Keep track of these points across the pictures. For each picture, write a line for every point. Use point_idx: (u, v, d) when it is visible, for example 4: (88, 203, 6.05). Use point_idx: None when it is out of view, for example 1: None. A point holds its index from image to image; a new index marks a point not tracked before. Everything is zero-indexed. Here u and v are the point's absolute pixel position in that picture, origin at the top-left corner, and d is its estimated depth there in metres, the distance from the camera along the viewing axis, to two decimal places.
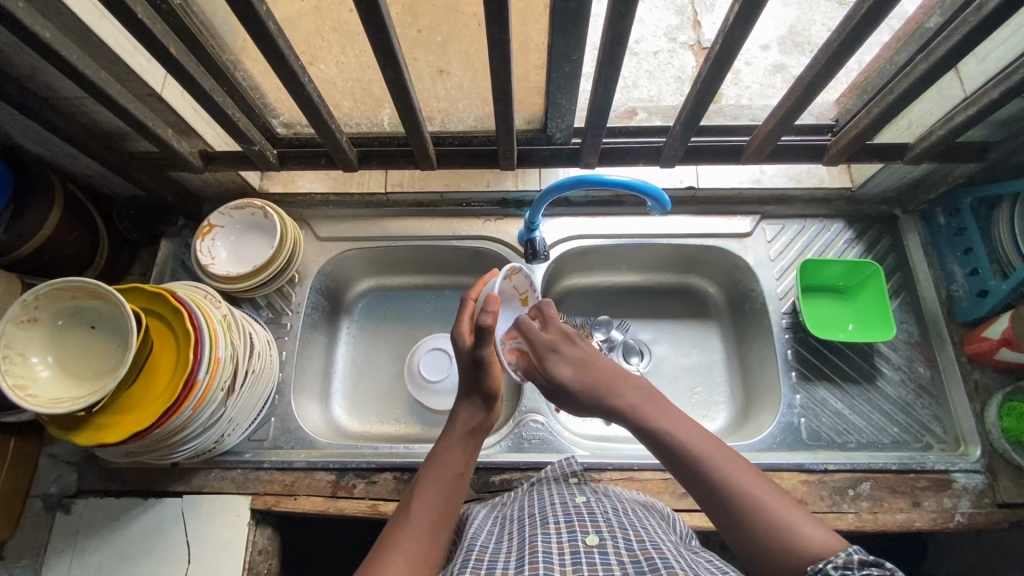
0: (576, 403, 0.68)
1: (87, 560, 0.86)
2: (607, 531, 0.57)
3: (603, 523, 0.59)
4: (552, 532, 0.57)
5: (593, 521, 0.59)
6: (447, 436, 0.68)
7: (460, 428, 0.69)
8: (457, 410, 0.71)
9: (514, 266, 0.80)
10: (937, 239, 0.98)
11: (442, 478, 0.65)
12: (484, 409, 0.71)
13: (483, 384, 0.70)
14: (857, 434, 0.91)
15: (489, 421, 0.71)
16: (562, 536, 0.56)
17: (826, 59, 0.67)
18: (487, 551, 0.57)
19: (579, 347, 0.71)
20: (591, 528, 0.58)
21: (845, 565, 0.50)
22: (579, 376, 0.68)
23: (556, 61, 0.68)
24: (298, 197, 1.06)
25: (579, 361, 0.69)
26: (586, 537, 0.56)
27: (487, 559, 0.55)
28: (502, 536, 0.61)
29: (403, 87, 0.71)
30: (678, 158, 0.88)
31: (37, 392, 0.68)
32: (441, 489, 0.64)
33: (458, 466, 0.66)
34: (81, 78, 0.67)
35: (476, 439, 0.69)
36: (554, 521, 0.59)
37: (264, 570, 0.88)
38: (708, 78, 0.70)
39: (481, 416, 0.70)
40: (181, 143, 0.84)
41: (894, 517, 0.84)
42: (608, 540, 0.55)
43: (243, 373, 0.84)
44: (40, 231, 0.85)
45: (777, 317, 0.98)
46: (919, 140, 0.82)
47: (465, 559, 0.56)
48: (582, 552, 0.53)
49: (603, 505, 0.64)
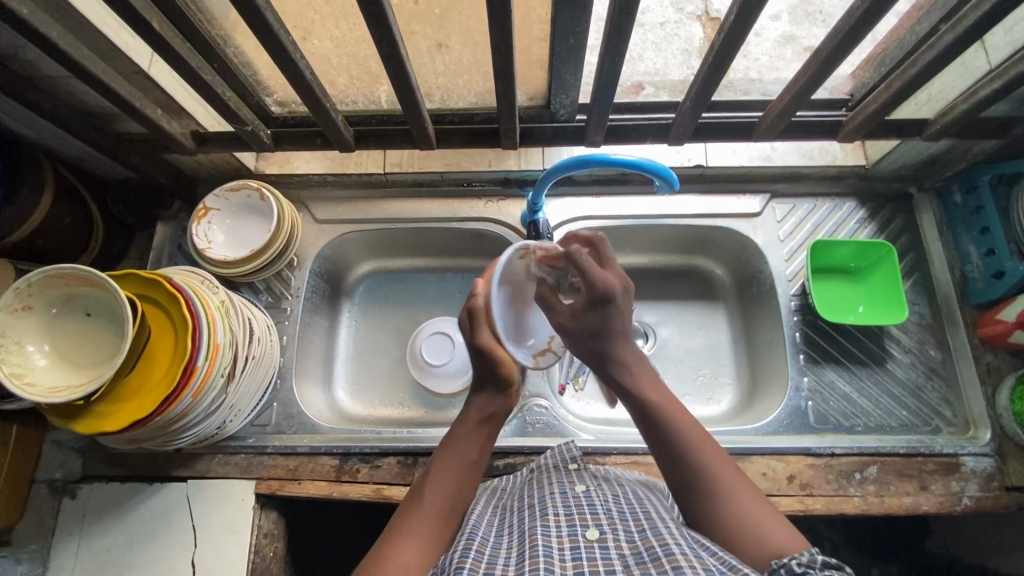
0: (585, 351, 0.71)
1: (95, 543, 0.87)
2: (608, 523, 0.56)
3: (602, 514, 0.58)
4: (551, 525, 0.56)
5: (592, 512, 0.58)
6: (461, 424, 0.69)
7: (474, 416, 0.70)
8: (474, 396, 0.71)
9: (525, 247, 0.69)
10: (952, 218, 0.95)
11: (455, 467, 0.66)
12: (498, 396, 0.71)
13: (493, 371, 0.70)
14: (865, 417, 0.89)
15: (503, 406, 0.72)
16: (562, 530, 0.55)
17: (846, 31, 0.63)
18: (487, 544, 0.56)
19: (624, 313, 0.69)
20: (590, 520, 0.57)
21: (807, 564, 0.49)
22: (601, 337, 0.68)
23: (561, 33, 0.65)
24: (295, 179, 1.04)
25: (610, 320, 0.68)
26: (585, 531, 0.55)
27: (488, 553, 0.54)
28: (502, 528, 0.60)
29: (400, 63, 0.68)
30: (687, 136, 0.85)
31: (34, 380, 0.67)
32: (455, 477, 0.65)
33: (473, 454, 0.67)
34: (63, 56, 0.64)
35: (490, 426, 0.70)
36: (553, 513, 0.58)
37: (270, 553, 0.88)
38: (720, 51, 0.67)
39: (494, 404, 0.71)
40: (171, 124, 0.81)
41: (901, 501, 0.83)
42: (608, 532, 0.55)
43: (244, 359, 0.83)
44: (32, 215, 0.83)
45: (787, 299, 0.96)
46: (939, 116, 0.78)
47: (463, 549, 0.55)
48: (582, 547, 0.53)
49: (603, 493, 0.63)
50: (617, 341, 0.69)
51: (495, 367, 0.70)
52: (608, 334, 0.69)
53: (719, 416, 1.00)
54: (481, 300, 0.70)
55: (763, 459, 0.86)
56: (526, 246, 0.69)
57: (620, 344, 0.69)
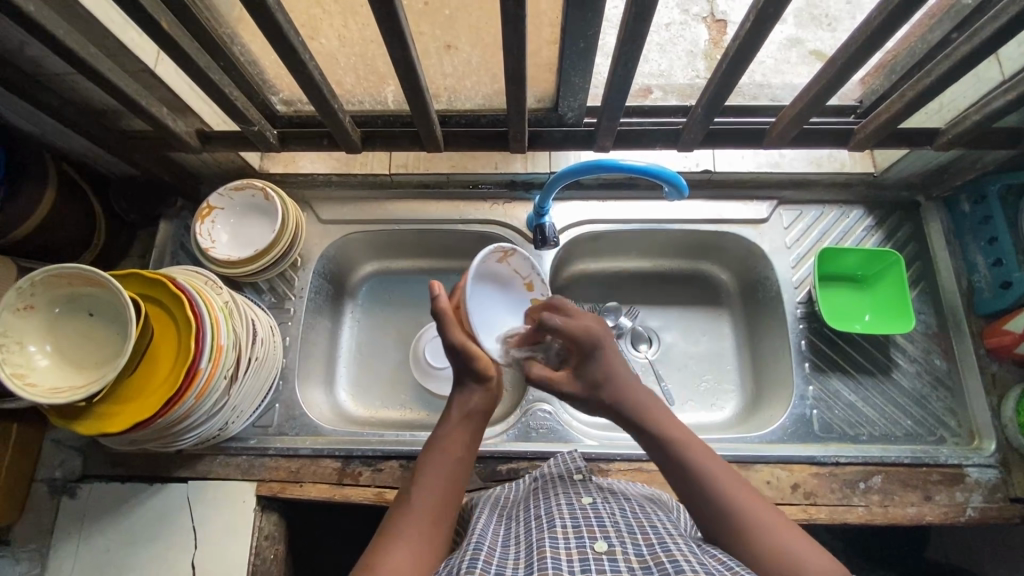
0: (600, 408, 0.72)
1: (94, 544, 0.87)
2: (615, 537, 0.56)
3: (611, 527, 0.58)
4: (560, 537, 0.55)
5: (601, 526, 0.58)
6: (445, 422, 0.68)
7: (457, 411, 0.69)
8: (454, 394, 0.70)
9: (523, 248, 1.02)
10: (959, 227, 0.95)
11: (442, 465, 0.65)
12: (479, 389, 0.70)
13: (470, 367, 0.69)
14: (870, 426, 0.89)
15: (486, 397, 0.70)
16: (570, 542, 0.55)
17: (863, 40, 0.62)
18: (494, 555, 0.56)
19: (613, 354, 0.72)
20: (599, 533, 0.56)
21: None
22: (605, 386, 0.70)
23: (572, 37, 0.65)
24: (299, 178, 1.03)
25: (609, 367, 0.71)
26: (594, 543, 0.55)
27: (495, 564, 0.54)
28: (509, 539, 0.60)
29: (409, 64, 0.67)
30: (697, 142, 0.84)
31: (36, 381, 0.67)
32: (441, 476, 0.64)
33: (457, 451, 0.66)
34: (68, 53, 0.63)
35: (475, 421, 0.69)
36: (560, 525, 0.58)
37: (271, 555, 0.88)
38: (733, 58, 0.66)
39: (475, 397, 0.69)
40: (176, 122, 0.80)
41: (905, 511, 0.83)
42: (616, 545, 0.55)
43: (247, 360, 0.82)
44: (35, 213, 0.82)
45: (792, 306, 0.95)
46: (950, 126, 0.78)
47: (469, 559, 0.55)
48: (591, 559, 0.52)
49: (610, 507, 0.63)
50: (625, 386, 0.70)
51: (471, 363, 0.68)
52: (614, 381, 0.70)
53: (723, 423, 1.00)
54: (443, 298, 0.69)
55: (767, 467, 0.85)
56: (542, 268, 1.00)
57: (627, 389, 0.70)
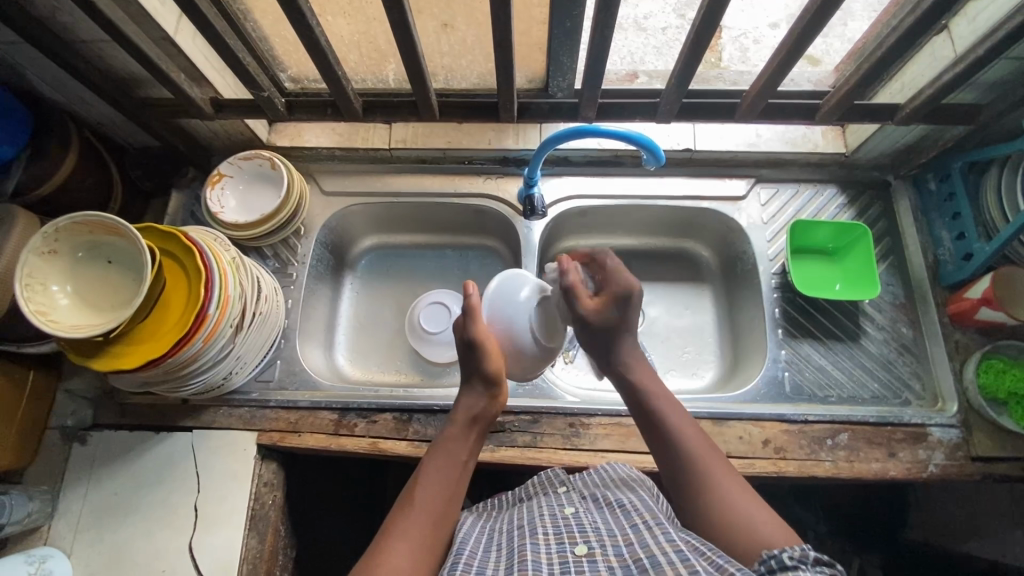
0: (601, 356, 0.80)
1: (102, 486, 0.92)
2: (596, 540, 0.60)
3: (591, 532, 0.62)
4: (541, 543, 0.60)
5: (582, 531, 0.62)
6: (451, 425, 0.75)
7: (462, 416, 0.75)
8: (462, 398, 0.76)
9: (512, 216, 1.07)
10: (926, 205, 1.01)
11: (448, 469, 0.70)
12: (484, 395, 0.76)
13: (481, 367, 0.76)
14: (838, 388, 0.94)
15: (490, 405, 0.76)
16: (551, 548, 0.59)
17: (809, 17, 0.69)
18: (475, 557, 0.61)
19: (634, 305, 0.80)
20: (579, 538, 0.61)
21: (800, 559, 0.51)
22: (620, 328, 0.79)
23: (559, 16, 0.71)
24: (305, 152, 1.09)
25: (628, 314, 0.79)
26: (575, 548, 0.59)
27: (477, 565, 0.59)
28: (493, 543, 0.64)
29: (408, 33, 0.73)
30: (673, 115, 0.90)
31: (58, 318, 0.72)
32: (447, 477, 0.69)
33: (462, 455, 0.72)
34: (97, 14, 0.70)
35: (478, 426, 0.75)
36: (542, 532, 0.62)
37: (270, 502, 0.92)
38: (700, 31, 0.72)
39: (481, 403, 0.76)
40: (193, 89, 0.86)
41: (870, 466, 0.87)
42: (596, 548, 0.59)
43: (252, 314, 0.88)
44: (57, 173, 0.88)
45: (768, 277, 1.01)
46: (909, 102, 0.84)
47: (453, 564, 0.59)
48: (571, 562, 0.57)
49: (592, 513, 0.66)
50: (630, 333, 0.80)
51: (486, 363, 0.76)
52: (625, 332, 0.80)
53: (703, 390, 1.05)
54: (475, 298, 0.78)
55: (740, 424, 0.90)
56: (527, 235, 1.05)
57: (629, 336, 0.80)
